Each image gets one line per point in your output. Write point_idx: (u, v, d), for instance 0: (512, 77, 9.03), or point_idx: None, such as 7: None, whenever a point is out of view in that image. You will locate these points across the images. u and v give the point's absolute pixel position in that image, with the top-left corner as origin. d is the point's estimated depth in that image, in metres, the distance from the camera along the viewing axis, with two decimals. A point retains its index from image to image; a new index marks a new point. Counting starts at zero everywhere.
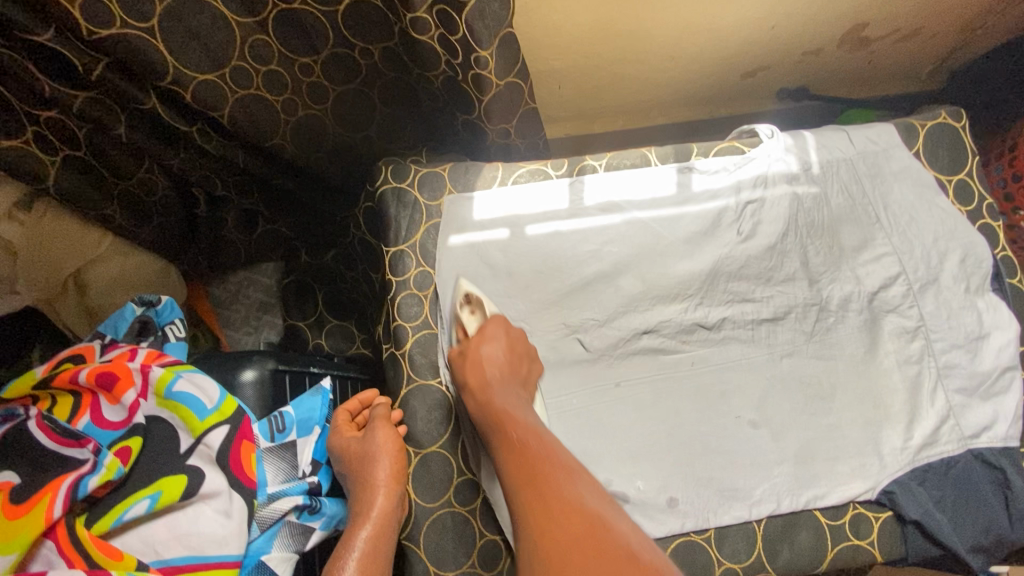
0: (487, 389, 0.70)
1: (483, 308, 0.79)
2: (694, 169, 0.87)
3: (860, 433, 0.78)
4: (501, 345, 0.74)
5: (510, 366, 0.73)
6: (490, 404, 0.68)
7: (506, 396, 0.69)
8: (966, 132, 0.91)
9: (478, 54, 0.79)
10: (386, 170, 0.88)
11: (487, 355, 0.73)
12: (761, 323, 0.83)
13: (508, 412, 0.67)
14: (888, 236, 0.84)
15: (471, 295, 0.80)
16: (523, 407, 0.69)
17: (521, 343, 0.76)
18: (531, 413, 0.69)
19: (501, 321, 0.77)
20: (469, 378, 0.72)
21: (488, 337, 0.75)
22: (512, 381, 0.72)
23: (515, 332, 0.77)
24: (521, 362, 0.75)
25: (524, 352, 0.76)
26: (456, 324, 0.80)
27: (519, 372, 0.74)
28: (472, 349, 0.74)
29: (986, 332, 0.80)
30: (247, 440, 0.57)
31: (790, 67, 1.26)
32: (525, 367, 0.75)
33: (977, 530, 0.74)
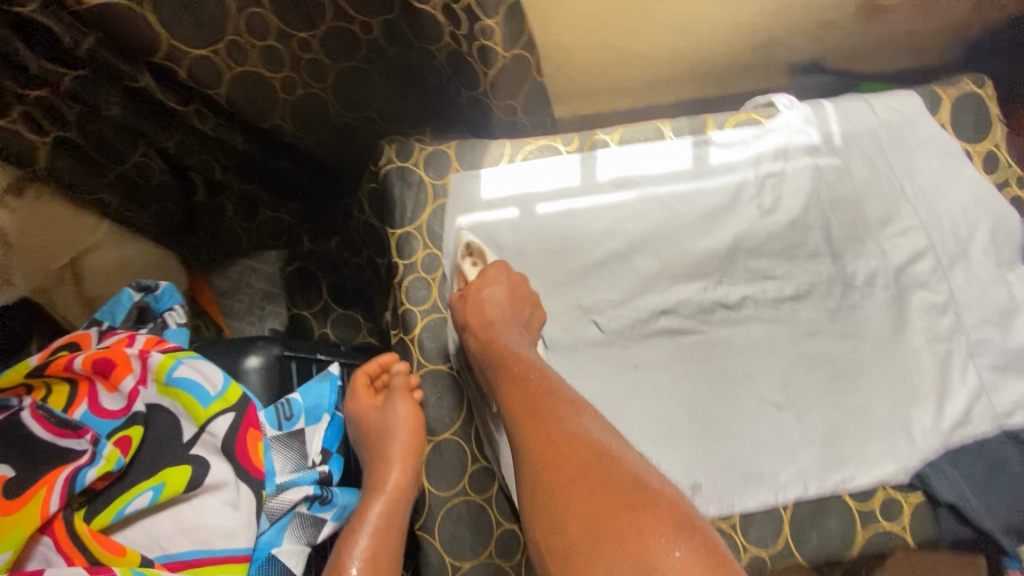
0: (489, 330, 0.69)
1: (485, 259, 0.79)
2: (710, 142, 0.84)
3: (889, 413, 0.75)
4: (501, 287, 0.73)
5: (513, 307, 0.72)
6: (493, 346, 0.67)
7: (509, 338, 0.69)
8: (991, 99, 0.87)
9: (483, 23, 0.77)
10: (390, 150, 0.85)
11: (487, 297, 0.71)
12: (783, 302, 0.80)
13: (510, 352, 0.66)
14: (914, 209, 0.81)
15: (472, 245, 0.79)
16: (525, 349, 0.68)
17: (524, 284, 0.75)
18: (533, 354, 0.68)
19: (502, 266, 0.75)
20: (471, 320, 0.71)
21: (488, 283, 0.73)
22: (515, 324, 0.71)
23: (517, 275, 0.75)
24: (524, 304, 0.73)
25: (527, 295, 0.74)
26: (459, 276, 0.79)
27: (522, 314, 0.72)
28: (472, 292, 0.72)
29: (1019, 306, 0.77)
30: (253, 428, 0.54)
31: (804, 39, 1.22)
32: (528, 312, 0.73)
33: (1012, 512, 0.71)
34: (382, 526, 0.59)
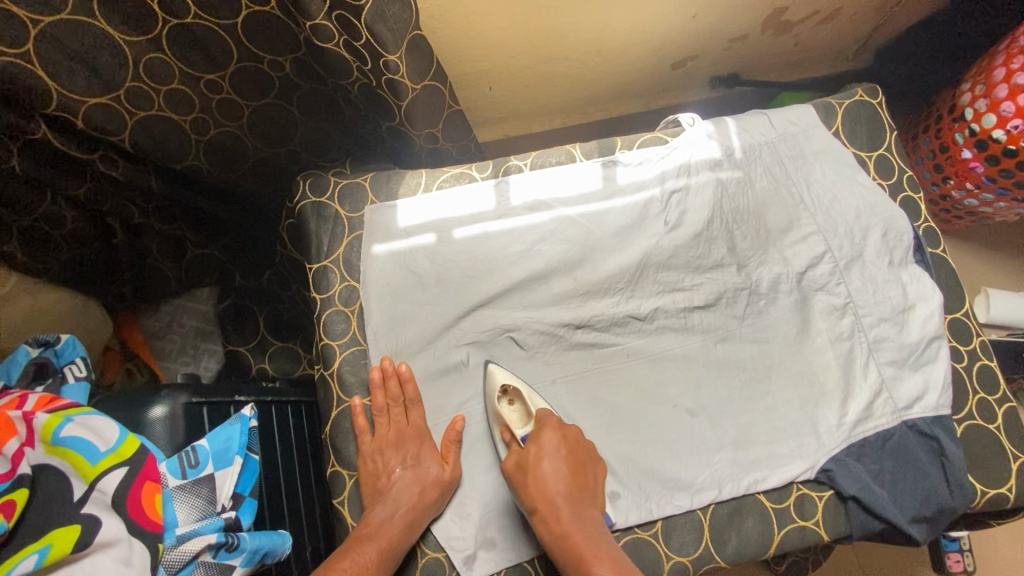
0: (560, 518, 0.67)
1: (522, 397, 0.78)
2: (618, 162, 0.87)
3: (797, 413, 0.79)
4: (562, 460, 0.71)
5: (575, 479, 0.71)
6: (569, 538, 0.66)
7: (580, 523, 0.68)
8: (883, 108, 0.93)
9: (386, 59, 0.77)
10: (305, 185, 0.85)
11: (549, 473, 0.70)
12: (693, 311, 0.82)
13: (589, 550, 0.64)
14: (812, 216, 0.85)
15: (508, 385, 0.78)
16: (599, 537, 0.67)
17: (581, 445, 0.73)
18: (609, 541, 0.67)
19: (555, 425, 0.74)
20: (537, 501, 0.68)
21: (546, 451, 0.71)
22: (580, 500, 0.70)
23: (572, 435, 0.74)
24: (585, 472, 0.72)
25: (587, 457, 0.73)
26: (500, 425, 0.76)
27: (586, 484, 0.71)
28: (532, 467, 0.70)
29: (911, 303, 0.81)
30: (150, 480, 0.55)
31: (720, 54, 1.27)
32: (590, 476, 0.72)
33: (916, 499, 0.75)
34: (390, 550, 0.67)
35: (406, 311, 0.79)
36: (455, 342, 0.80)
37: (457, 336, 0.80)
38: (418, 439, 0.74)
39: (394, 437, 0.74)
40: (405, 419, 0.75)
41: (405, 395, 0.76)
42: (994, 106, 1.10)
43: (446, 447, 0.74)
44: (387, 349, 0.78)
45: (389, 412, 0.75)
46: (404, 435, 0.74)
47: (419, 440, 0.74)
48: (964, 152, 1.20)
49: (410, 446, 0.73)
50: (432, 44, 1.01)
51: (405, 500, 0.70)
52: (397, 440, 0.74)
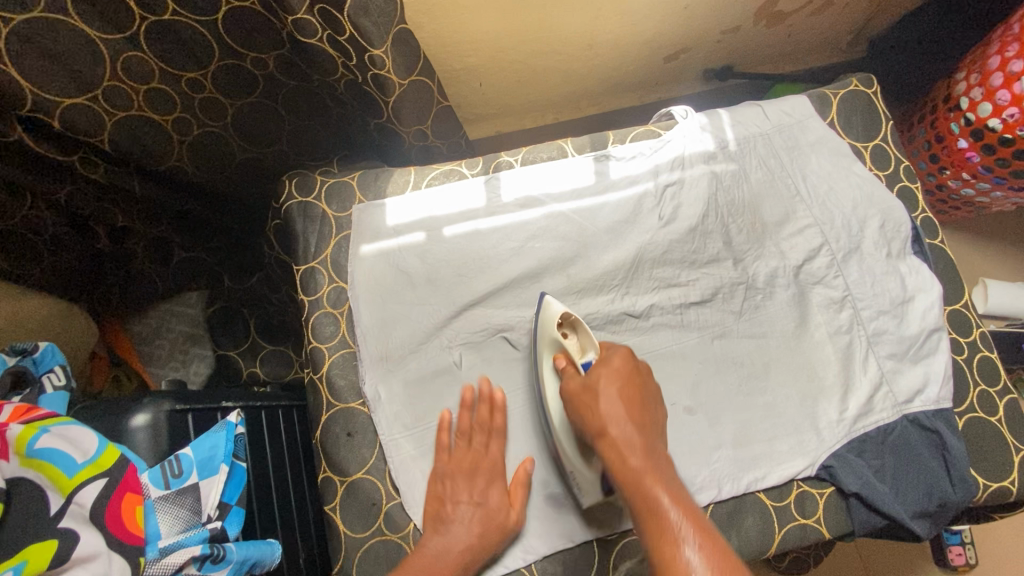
0: (630, 445, 0.62)
1: (578, 329, 0.73)
2: (610, 156, 0.85)
3: (797, 409, 0.77)
4: (626, 391, 0.67)
5: (642, 414, 0.66)
6: (633, 466, 0.61)
7: (648, 453, 0.62)
8: (878, 98, 0.92)
9: (370, 53, 0.76)
10: (290, 184, 0.83)
11: (613, 404, 0.66)
12: (689, 307, 0.81)
13: (655, 478, 0.59)
14: (808, 208, 0.84)
15: (564, 317, 0.73)
16: (665, 465, 0.62)
17: (646, 378, 0.69)
18: (673, 471, 0.62)
19: (625, 355, 0.70)
20: (606, 423, 0.65)
21: (611, 375, 0.68)
22: (649, 434, 0.65)
23: (640, 369, 0.70)
24: (652, 410, 0.67)
25: (651, 396, 0.68)
26: (556, 351, 0.73)
27: (652, 421, 0.66)
28: (598, 390, 0.67)
29: (910, 295, 0.80)
30: (131, 491, 0.53)
31: (712, 46, 1.26)
32: (654, 408, 0.67)
33: (919, 494, 0.74)
34: None
35: (396, 312, 0.78)
36: (447, 345, 0.77)
37: (449, 339, 0.77)
38: (492, 474, 0.70)
39: (470, 463, 0.70)
40: (485, 450, 0.71)
41: (492, 424, 0.73)
42: (990, 94, 1.09)
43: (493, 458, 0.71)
44: (377, 351, 0.76)
45: (471, 438, 0.72)
46: (478, 466, 0.70)
47: (491, 476, 0.70)
48: (960, 142, 1.19)
49: (481, 480, 0.69)
50: (420, 40, 0.99)
51: (462, 539, 0.66)
52: (471, 469, 0.70)
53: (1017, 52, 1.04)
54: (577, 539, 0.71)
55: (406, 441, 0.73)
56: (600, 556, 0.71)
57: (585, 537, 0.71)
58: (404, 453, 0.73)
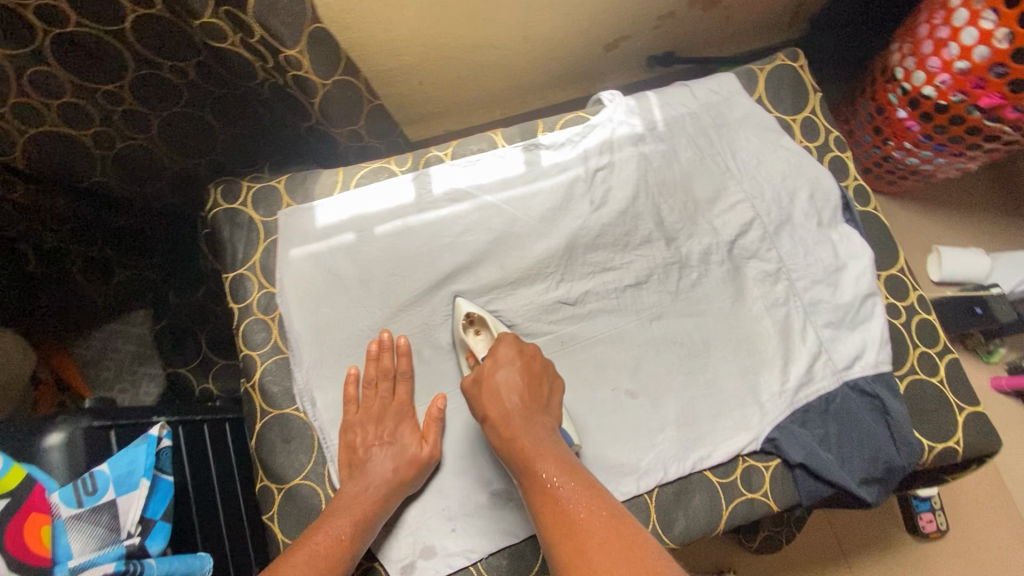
0: (510, 422, 0.67)
1: (488, 326, 0.76)
2: (540, 145, 0.85)
3: (738, 384, 0.77)
4: (516, 370, 0.71)
5: (529, 388, 0.70)
6: (516, 441, 0.66)
7: (530, 428, 0.67)
8: (805, 71, 0.92)
9: (284, 54, 0.75)
10: (216, 192, 0.82)
11: (504, 384, 0.70)
12: (625, 290, 0.80)
13: (535, 450, 0.65)
14: (739, 183, 0.84)
15: (472, 314, 0.77)
16: (547, 436, 0.67)
17: (537, 359, 0.73)
18: (556, 438, 0.68)
19: (512, 340, 0.74)
20: (489, 409, 0.69)
21: (501, 362, 0.72)
22: (532, 407, 0.69)
23: (527, 350, 0.74)
24: (540, 384, 0.72)
25: (541, 370, 0.73)
26: (465, 350, 0.76)
27: (540, 394, 0.71)
28: (486, 378, 0.71)
29: (843, 262, 0.80)
30: (37, 512, 0.54)
31: (651, 32, 1.26)
32: (546, 386, 0.72)
33: (865, 461, 0.74)
34: (365, 521, 0.65)
35: (328, 313, 0.76)
36: None
37: None
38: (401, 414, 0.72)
39: (379, 408, 0.72)
40: (392, 395, 0.73)
41: (397, 369, 0.74)
42: (922, 62, 1.11)
43: (428, 426, 0.71)
44: (309, 355, 0.75)
45: (377, 384, 0.73)
46: (387, 410, 0.72)
47: (399, 417, 0.72)
48: (899, 112, 1.20)
49: (390, 422, 0.71)
50: (348, 41, 0.98)
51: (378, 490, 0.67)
52: (379, 413, 0.72)
53: (943, 19, 1.05)
54: (520, 534, 0.70)
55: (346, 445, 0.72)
56: (545, 546, 0.70)
57: (529, 533, 0.70)
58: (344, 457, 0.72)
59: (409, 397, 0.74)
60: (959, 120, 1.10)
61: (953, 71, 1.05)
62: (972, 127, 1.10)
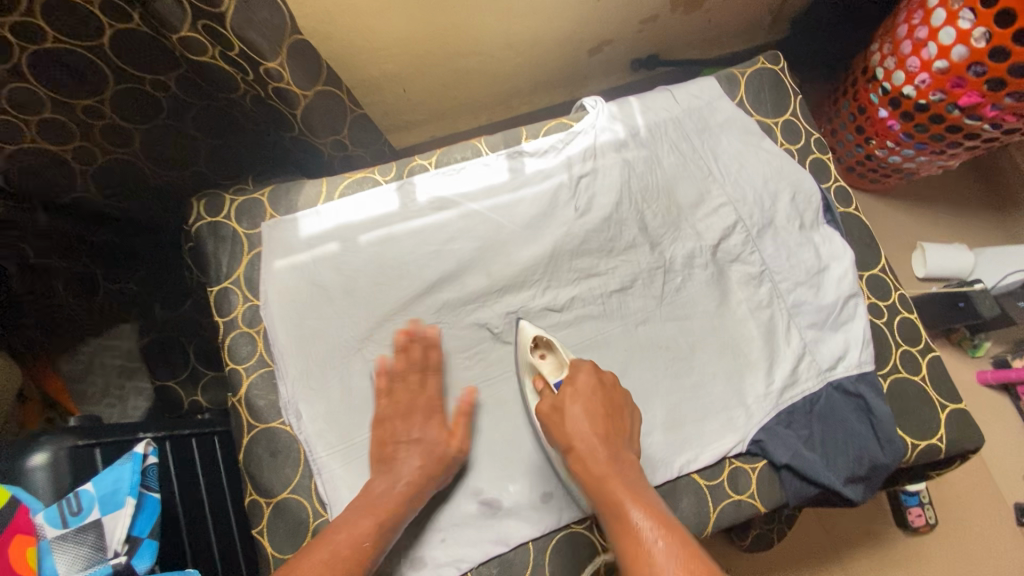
0: (595, 458, 0.66)
1: (554, 350, 0.75)
2: (523, 153, 0.85)
3: (723, 386, 0.78)
4: (597, 402, 0.70)
5: (611, 421, 0.69)
6: (602, 479, 0.65)
7: (617, 465, 0.66)
8: (785, 74, 0.93)
9: (264, 66, 0.75)
10: (199, 206, 0.82)
11: (581, 415, 0.69)
12: (610, 295, 0.81)
13: (624, 492, 0.64)
14: (722, 187, 0.84)
15: (539, 338, 0.75)
16: (636, 477, 0.66)
17: (617, 390, 0.72)
18: (644, 481, 0.66)
19: (590, 368, 0.73)
20: (573, 442, 0.68)
21: (580, 393, 0.71)
22: (617, 443, 0.68)
23: (607, 380, 0.72)
24: (622, 416, 0.70)
25: (623, 402, 0.71)
26: (534, 373, 0.75)
27: (622, 427, 0.70)
28: (565, 408, 0.70)
29: (825, 264, 0.81)
30: (22, 533, 0.54)
31: (634, 36, 1.27)
32: (627, 421, 0.70)
33: (849, 460, 0.75)
34: (377, 532, 0.64)
35: (314, 325, 0.76)
36: (369, 357, 0.76)
37: (372, 351, 0.76)
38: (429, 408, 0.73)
39: (408, 403, 0.72)
40: (421, 389, 0.74)
41: (427, 362, 0.75)
42: (902, 62, 1.12)
43: (457, 423, 0.72)
44: (295, 368, 0.75)
45: (406, 378, 0.73)
46: (415, 404, 0.73)
47: (427, 413, 0.73)
48: (881, 111, 1.22)
49: (418, 418, 0.72)
50: (331, 50, 0.98)
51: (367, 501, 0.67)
52: (408, 408, 0.72)
53: (921, 19, 1.06)
54: (510, 542, 0.70)
55: (332, 457, 0.72)
56: (535, 554, 0.71)
57: (519, 540, 0.70)
58: (331, 469, 0.72)
59: (438, 391, 0.74)
60: (939, 119, 1.11)
61: (931, 71, 1.06)
62: (951, 126, 1.11)
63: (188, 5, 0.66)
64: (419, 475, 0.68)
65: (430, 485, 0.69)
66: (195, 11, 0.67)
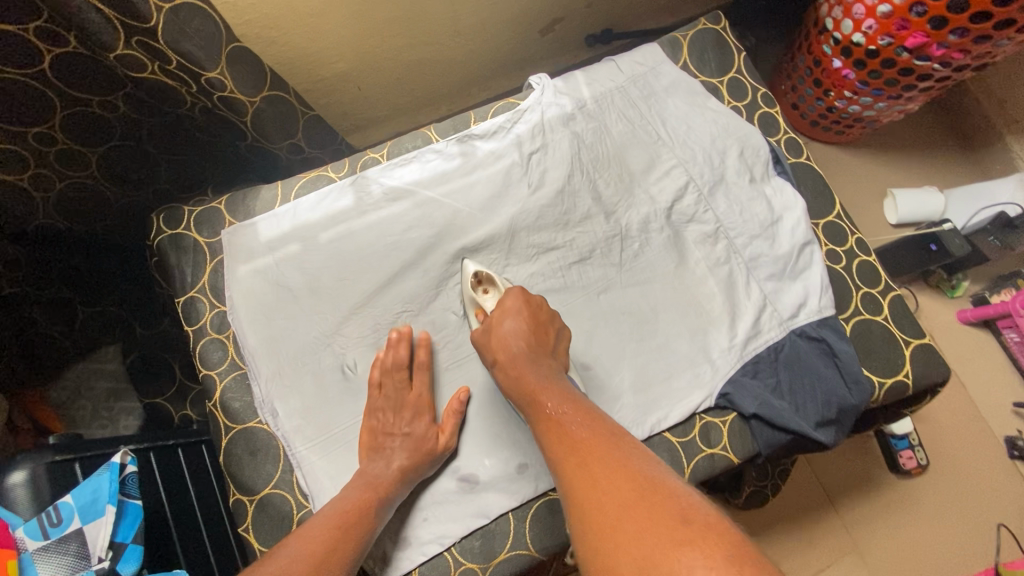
0: (516, 361, 0.70)
1: (495, 283, 0.79)
2: (473, 136, 0.86)
3: (688, 344, 0.79)
4: (522, 319, 0.73)
5: (536, 335, 0.73)
6: (521, 378, 0.69)
7: (538, 368, 0.70)
8: (727, 32, 0.93)
9: (205, 77, 0.76)
10: (158, 219, 0.83)
11: (509, 331, 0.72)
12: (570, 267, 0.82)
13: (539, 385, 0.67)
14: (671, 150, 0.85)
15: (480, 274, 0.80)
16: (555, 375, 0.70)
17: (543, 310, 0.75)
18: (564, 379, 0.70)
19: (518, 293, 0.76)
20: (498, 354, 0.72)
21: (509, 312, 0.74)
22: (540, 353, 0.72)
23: (534, 300, 0.76)
24: (546, 330, 0.74)
25: (547, 320, 0.75)
26: (474, 307, 0.79)
27: (546, 340, 0.73)
28: (495, 327, 0.73)
29: (777, 215, 0.83)
30: (4, 548, 0.57)
31: (584, 13, 1.27)
32: (551, 333, 0.74)
33: (817, 404, 0.76)
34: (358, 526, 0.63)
35: (281, 325, 0.78)
36: (339, 351, 0.78)
37: (341, 344, 0.78)
38: (419, 407, 0.74)
39: (398, 398, 0.74)
40: (410, 387, 0.75)
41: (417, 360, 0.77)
42: (848, 11, 1.12)
43: (446, 419, 0.74)
44: (266, 368, 0.76)
45: (393, 375, 0.75)
46: (404, 400, 0.74)
47: (416, 409, 0.74)
48: (835, 62, 1.22)
49: (408, 413, 0.73)
50: (278, 57, 0.98)
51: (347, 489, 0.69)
52: (399, 402, 0.74)
53: None
54: (491, 514, 0.72)
55: (310, 451, 0.73)
56: (517, 524, 0.72)
57: (499, 511, 0.72)
58: (310, 462, 0.73)
59: (426, 388, 0.76)
60: (890, 63, 1.12)
61: (877, 16, 1.06)
62: (904, 69, 1.11)
63: (118, 23, 0.67)
64: (397, 459, 0.70)
65: (407, 470, 0.70)
66: (127, 29, 0.68)
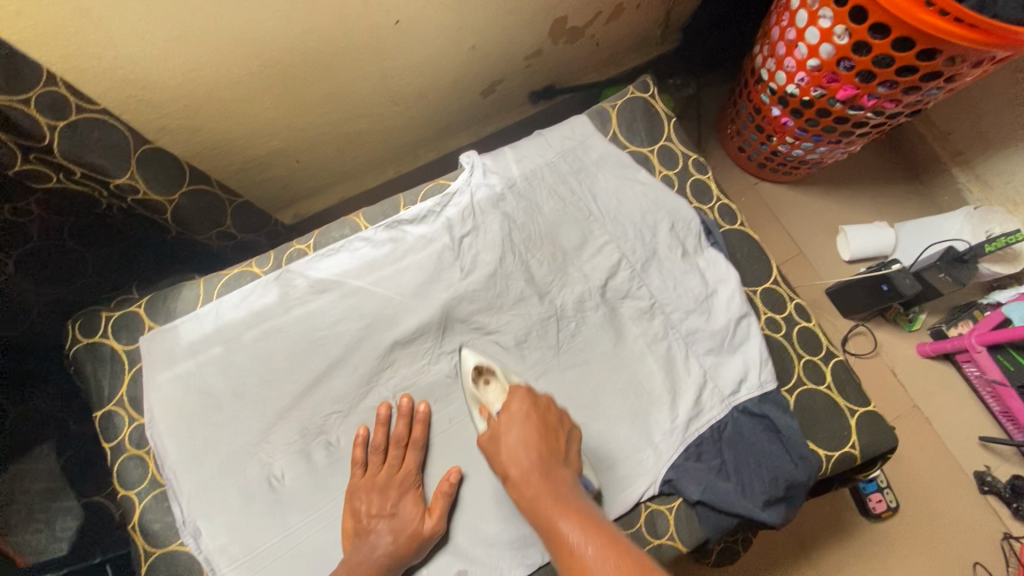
0: (529, 480, 0.67)
1: (497, 375, 0.77)
2: (401, 222, 0.84)
3: (630, 428, 0.77)
4: (530, 425, 0.71)
5: (546, 444, 0.70)
6: (535, 500, 0.66)
7: (552, 484, 0.67)
8: (655, 100, 0.93)
9: (113, 183, 0.81)
10: (74, 327, 0.79)
11: (518, 441, 0.70)
12: (507, 352, 0.80)
13: (555, 507, 0.64)
14: (603, 226, 0.85)
15: (480, 364, 0.78)
16: (571, 495, 0.66)
17: (551, 412, 0.73)
18: (581, 498, 0.66)
19: (524, 395, 0.74)
20: (509, 470, 0.69)
21: (515, 418, 0.72)
22: (551, 463, 0.69)
23: (541, 402, 0.74)
24: (558, 438, 0.71)
25: (557, 423, 0.73)
26: (478, 405, 0.76)
27: (556, 449, 0.70)
28: (502, 436, 0.71)
29: (712, 288, 0.82)
30: None
31: (524, 72, 1.27)
32: (563, 441, 0.71)
33: (764, 483, 0.73)
34: None
35: (204, 436, 0.74)
36: (266, 461, 0.74)
37: (269, 453, 0.75)
38: (404, 485, 0.72)
39: (384, 479, 0.73)
40: (400, 464, 0.74)
41: (409, 438, 0.75)
42: (781, 63, 1.13)
43: (434, 501, 0.72)
44: (188, 486, 0.72)
45: (387, 452, 0.74)
46: (393, 480, 0.72)
47: (403, 490, 0.72)
48: (773, 110, 1.23)
49: (394, 493, 0.71)
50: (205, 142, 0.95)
51: None
52: (385, 483, 0.72)
53: (789, 21, 1.07)
54: None
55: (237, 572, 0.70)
56: None
57: None
58: None
59: (417, 467, 0.74)
60: (826, 112, 1.13)
61: (807, 69, 1.07)
62: (838, 117, 1.13)
63: (14, 143, 0.70)
64: None
65: None
66: (22, 147, 0.71)
